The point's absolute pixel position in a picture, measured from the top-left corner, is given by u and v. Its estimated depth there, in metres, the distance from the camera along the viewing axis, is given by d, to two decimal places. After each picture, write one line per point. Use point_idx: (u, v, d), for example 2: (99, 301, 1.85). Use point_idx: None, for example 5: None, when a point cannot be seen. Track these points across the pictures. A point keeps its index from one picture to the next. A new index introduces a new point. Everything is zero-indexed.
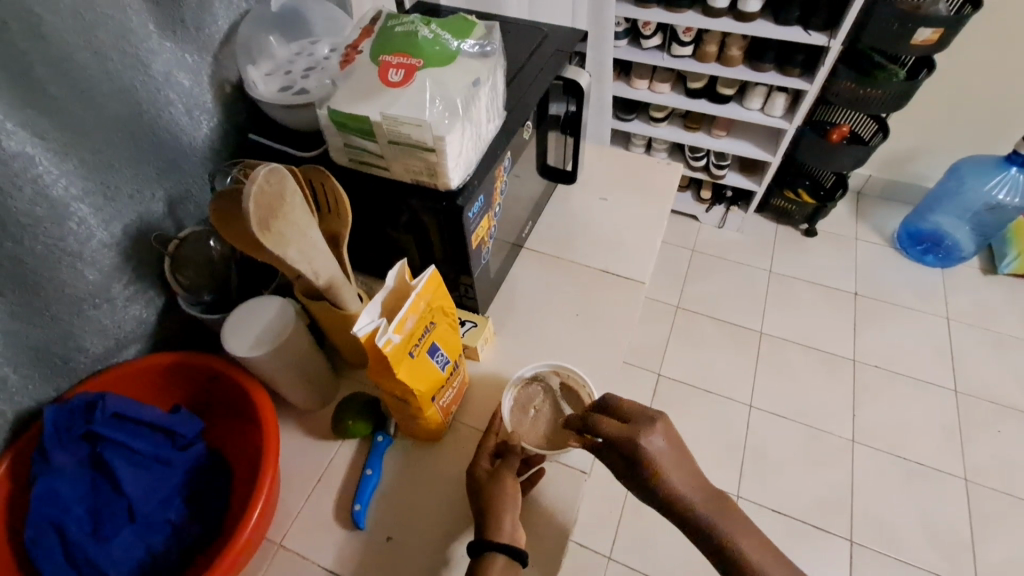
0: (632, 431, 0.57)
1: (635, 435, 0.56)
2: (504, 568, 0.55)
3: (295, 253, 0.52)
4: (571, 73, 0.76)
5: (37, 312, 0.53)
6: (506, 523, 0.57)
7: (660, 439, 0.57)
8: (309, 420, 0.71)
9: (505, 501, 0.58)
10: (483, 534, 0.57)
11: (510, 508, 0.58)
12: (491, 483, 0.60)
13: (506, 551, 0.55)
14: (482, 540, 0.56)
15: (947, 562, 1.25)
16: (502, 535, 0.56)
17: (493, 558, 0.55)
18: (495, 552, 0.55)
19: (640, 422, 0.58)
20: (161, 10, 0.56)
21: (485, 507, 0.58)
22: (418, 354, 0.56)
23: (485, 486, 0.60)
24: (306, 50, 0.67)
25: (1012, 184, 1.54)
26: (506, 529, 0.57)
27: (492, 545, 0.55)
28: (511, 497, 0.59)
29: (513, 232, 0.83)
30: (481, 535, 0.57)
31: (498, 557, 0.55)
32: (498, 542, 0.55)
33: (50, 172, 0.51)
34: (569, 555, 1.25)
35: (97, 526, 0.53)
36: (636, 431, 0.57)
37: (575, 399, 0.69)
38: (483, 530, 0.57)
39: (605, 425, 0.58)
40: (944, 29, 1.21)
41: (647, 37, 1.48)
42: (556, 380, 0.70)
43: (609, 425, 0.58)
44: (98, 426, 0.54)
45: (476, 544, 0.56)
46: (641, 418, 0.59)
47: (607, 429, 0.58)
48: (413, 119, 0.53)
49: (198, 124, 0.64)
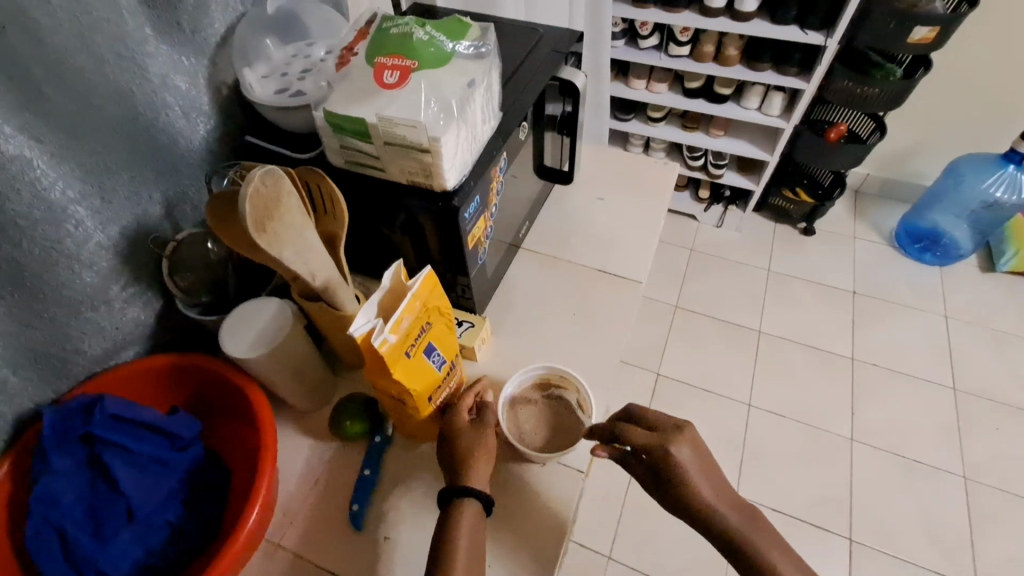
0: (662, 439, 0.59)
1: (667, 444, 0.59)
2: (472, 512, 0.57)
3: (291, 254, 0.53)
4: (567, 74, 0.77)
5: (35, 314, 0.54)
6: (479, 473, 0.59)
7: (686, 448, 0.59)
8: (306, 420, 0.71)
9: (482, 455, 0.60)
10: (456, 480, 0.59)
11: (485, 460, 0.61)
12: (469, 435, 0.61)
13: (477, 497, 0.58)
14: (456, 487, 0.58)
15: (945, 559, 1.26)
16: (475, 482, 0.59)
17: (466, 503, 0.57)
18: (468, 498, 0.57)
19: (667, 431, 0.60)
20: (157, 14, 0.56)
21: (461, 458, 0.60)
22: (415, 354, 0.57)
23: (464, 437, 0.61)
24: (303, 52, 0.68)
25: (1010, 182, 1.53)
26: (480, 478, 0.59)
27: (466, 491, 0.57)
28: (488, 452, 0.61)
29: (510, 232, 0.83)
30: (454, 482, 0.59)
31: (469, 502, 0.57)
32: (471, 488, 0.58)
33: (47, 175, 0.51)
34: (569, 555, 1.25)
35: (96, 528, 0.53)
36: (666, 439, 0.59)
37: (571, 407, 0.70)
38: (457, 478, 0.59)
39: (635, 436, 0.60)
40: (941, 27, 1.21)
41: (644, 37, 1.48)
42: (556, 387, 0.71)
43: (639, 434, 0.60)
44: (98, 428, 0.53)
45: (449, 489, 0.58)
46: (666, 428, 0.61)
47: (636, 439, 0.60)
48: (408, 120, 0.53)
49: (195, 127, 0.64)
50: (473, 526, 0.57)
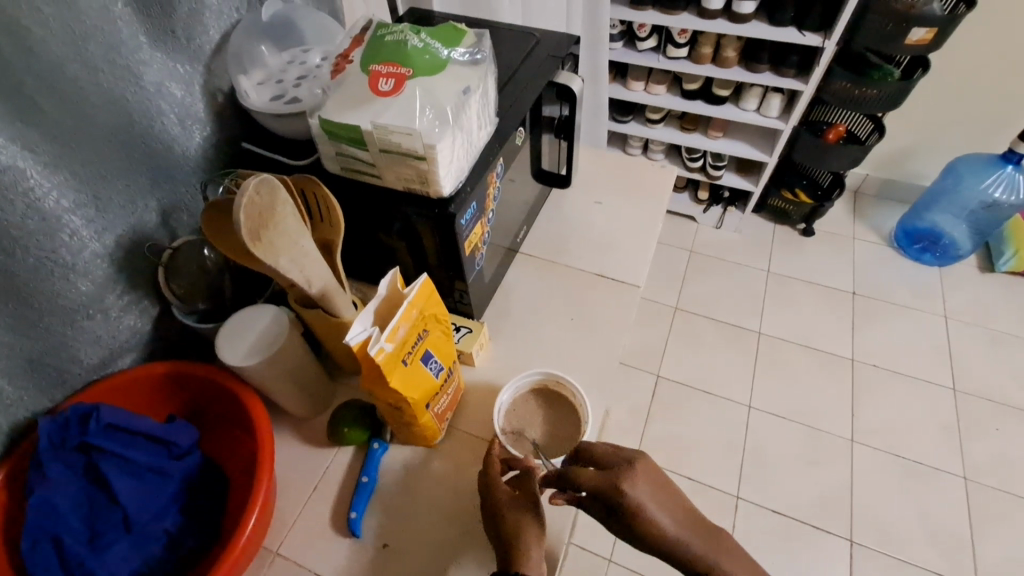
0: (612, 477, 0.55)
1: (618, 483, 0.55)
2: None
3: (286, 262, 0.52)
4: (563, 79, 0.77)
5: (30, 323, 0.54)
6: (534, 551, 0.57)
7: (640, 483, 0.56)
8: (305, 427, 0.71)
9: (530, 529, 0.58)
10: (511, 564, 0.56)
11: (535, 536, 0.58)
12: (512, 509, 0.59)
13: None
14: (511, 571, 0.55)
15: (947, 561, 1.25)
16: (531, 564, 0.56)
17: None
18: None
19: (620, 467, 0.57)
20: (150, 21, 0.56)
21: (510, 537, 0.58)
22: (411, 362, 0.56)
23: (509, 512, 0.59)
24: (298, 58, 0.68)
25: (1008, 183, 1.53)
26: (535, 558, 0.57)
27: (522, 575, 0.54)
28: (536, 524, 0.59)
29: (508, 237, 0.83)
30: (507, 565, 0.56)
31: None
32: (527, 572, 0.55)
33: (41, 185, 0.51)
34: (569, 558, 1.25)
35: (94, 537, 0.52)
36: (617, 477, 0.55)
37: (570, 410, 0.69)
38: (511, 560, 0.56)
39: (584, 478, 0.56)
40: (938, 28, 1.20)
41: (642, 39, 1.48)
42: (552, 391, 0.71)
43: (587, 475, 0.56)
44: (93, 437, 0.54)
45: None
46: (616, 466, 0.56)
47: (586, 480, 0.56)
48: (403, 128, 0.53)
49: (190, 134, 0.64)
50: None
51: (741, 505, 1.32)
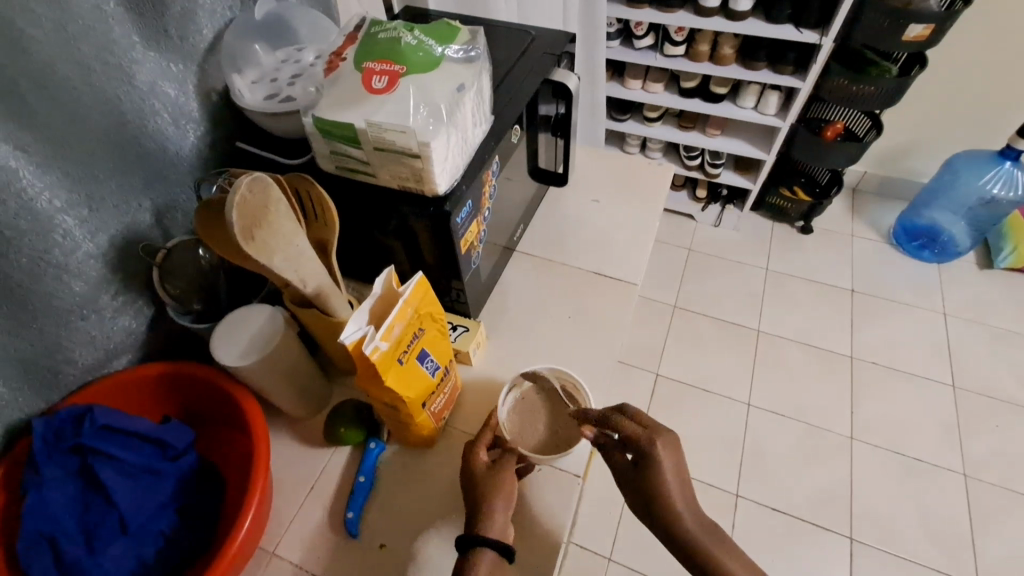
0: (651, 433, 0.58)
1: (654, 438, 0.57)
2: (490, 562, 0.55)
3: (280, 261, 0.52)
4: (559, 76, 0.76)
5: (24, 324, 0.53)
6: (495, 518, 0.57)
7: (674, 453, 0.58)
8: (301, 427, 0.71)
9: (497, 496, 0.59)
10: (473, 529, 0.57)
11: (503, 505, 0.59)
12: (486, 477, 0.60)
13: (494, 546, 0.56)
14: (472, 535, 0.56)
15: (947, 558, 1.25)
16: (491, 531, 0.57)
17: (482, 552, 0.55)
18: (484, 547, 0.55)
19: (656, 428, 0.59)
20: (143, 20, 0.56)
21: (478, 503, 0.59)
22: (407, 361, 0.56)
23: (482, 479, 0.60)
24: (292, 57, 0.67)
25: (1006, 179, 1.53)
26: (496, 527, 0.57)
27: (481, 540, 0.55)
28: (506, 493, 0.59)
29: (504, 235, 0.83)
30: (470, 531, 0.57)
31: (487, 553, 0.55)
32: (488, 537, 0.56)
33: (34, 185, 0.50)
34: (569, 557, 1.24)
35: (89, 540, 0.52)
36: (655, 434, 0.58)
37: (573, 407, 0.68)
38: (474, 526, 0.57)
39: (629, 425, 0.59)
40: (935, 24, 1.20)
41: (639, 37, 1.48)
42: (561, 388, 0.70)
43: (633, 424, 0.59)
44: (87, 439, 0.53)
45: (465, 537, 0.56)
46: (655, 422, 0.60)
47: (628, 427, 0.59)
48: (397, 126, 0.53)
49: (184, 134, 0.63)
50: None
51: (741, 503, 1.32)
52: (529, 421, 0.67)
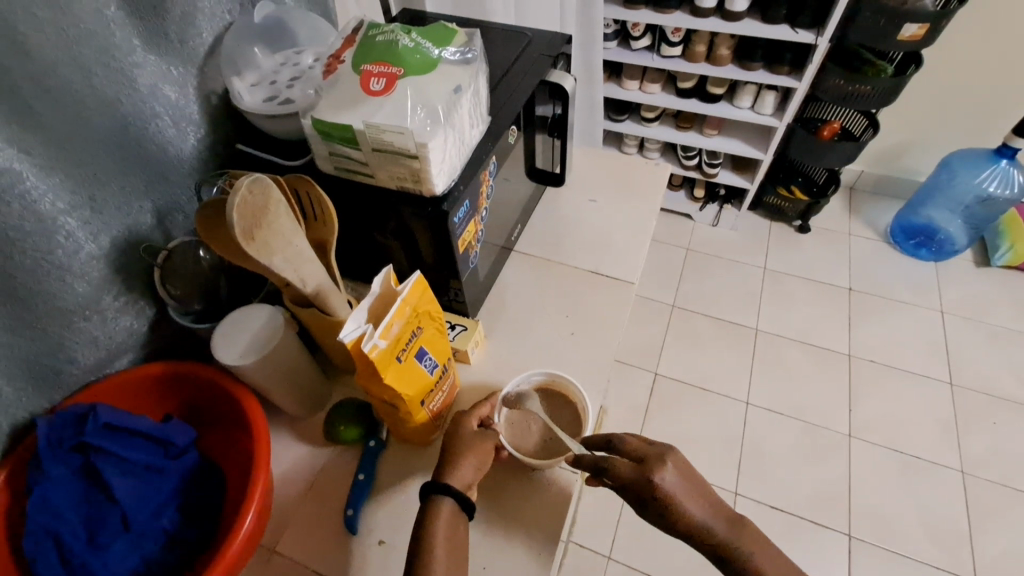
0: (644, 469, 0.56)
1: (649, 474, 0.55)
2: (446, 512, 0.56)
3: (281, 261, 0.53)
4: (556, 77, 0.77)
5: (27, 325, 0.54)
6: (463, 470, 0.58)
7: (673, 475, 0.56)
8: (301, 426, 0.71)
9: (471, 453, 0.59)
10: (438, 477, 0.58)
11: (474, 463, 0.59)
12: (467, 436, 0.61)
13: (454, 496, 0.56)
14: (436, 482, 0.57)
15: (945, 554, 1.26)
16: (455, 483, 0.57)
17: (442, 501, 0.56)
18: (445, 496, 0.56)
19: (652, 460, 0.57)
20: (144, 24, 0.57)
21: (449, 455, 0.59)
22: (406, 359, 0.57)
23: (462, 437, 0.61)
24: (292, 59, 0.68)
25: (1002, 177, 1.54)
26: (459, 478, 0.58)
27: (443, 488, 0.56)
28: (480, 454, 0.60)
29: (502, 236, 0.84)
30: (435, 479, 0.58)
31: (446, 501, 0.56)
32: (451, 487, 0.57)
33: (37, 187, 0.51)
34: (569, 556, 1.25)
35: (92, 537, 0.53)
36: (648, 469, 0.56)
37: (572, 416, 0.69)
38: (440, 474, 0.58)
39: (622, 471, 0.57)
40: (930, 24, 1.21)
41: (637, 38, 1.49)
42: (562, 392, 0.71)
43: (624, 466, 0.57)
44: (90, 436, 0.54)
45: (430, 484, 0.57)
46: (645, 452, 0.58)
47: (621, 472, 0.57)
48: (394, 127, 0.54)
49: (184, 136, 0.64)
50: (447, 527, 0.55)
51: (740, 501, 1.32)
52: (526, 420, 0.68)
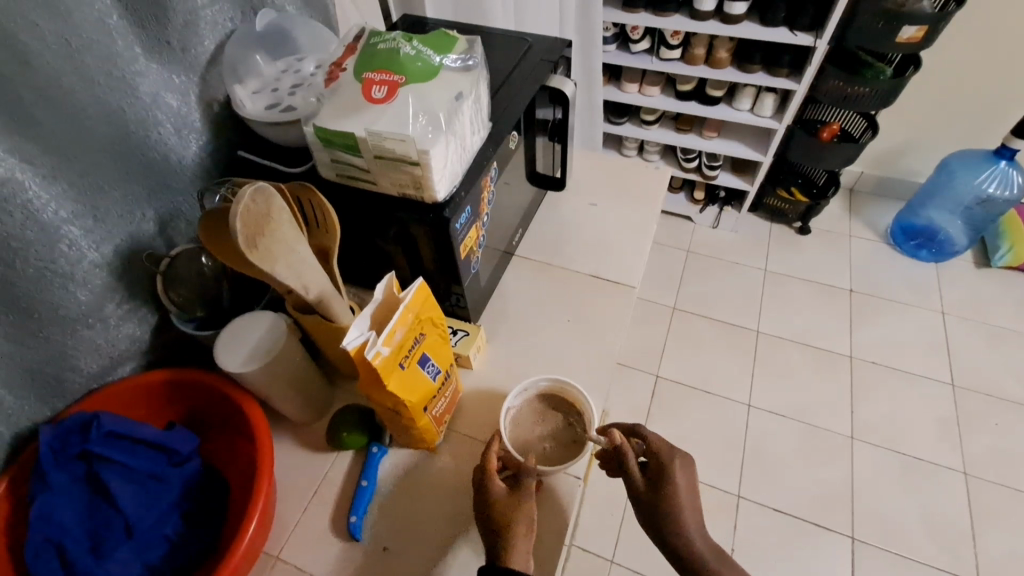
0: (673, 447, 0.62)
1: (675, 451, 0.62)
2: None
3: (283, 269, 0.53)
4: (557, 83, 0.78)
5: (30, 334, 0.54)
6: (518, 548, 0.57)
7: (687, 467, 0.62)
8: (304, 432, 0.71)
9: (519, 526, 0.59)
10: (497, 561, 0.56)
11: (523, 536, 0.59)
12: (505, 504, 0.60)
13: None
14: (497, 566, 0.56)
15: (948, 556, 1.26)
16: (516, 563, 0.56)
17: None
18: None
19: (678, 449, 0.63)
20: (146, 33, 0.57)
21: (500, 532, 0.58)
22: (408, 366, 0.57)
23: (502, 507, 0.60)
24: (293, 67, 0.68)
25: (1002, 178, 1.54)
26: (518, 557, 0.57)
27: (506, 572, 0.55)
28: (526, 522, 0.59)
29: (503, 241, 0.84)
30: (493, 561, 0.57)
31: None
32: (513, 568, 0.55)
33: (40, 196, 0.51)
34: (571, 560, 1.25)
35: (95, 545, 0.53)
36: (676, 448, 0.62)
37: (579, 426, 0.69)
38: (497, 556, 0.57)
39: (653, 437, 0.63)
40: (929, 26, 1.21)
41: (636, 41, 1.49)
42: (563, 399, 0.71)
43: (655, 437, 0.63)
44: (94, 445, 0.54)
45: (490, 569, 0.56)
46: (672, 441, 0.64)
47: (653, 440, 0.63)
48: (396, 134, 0.54)
49: (186, 143, 0.64)
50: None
51: (742, 504, 1.32)
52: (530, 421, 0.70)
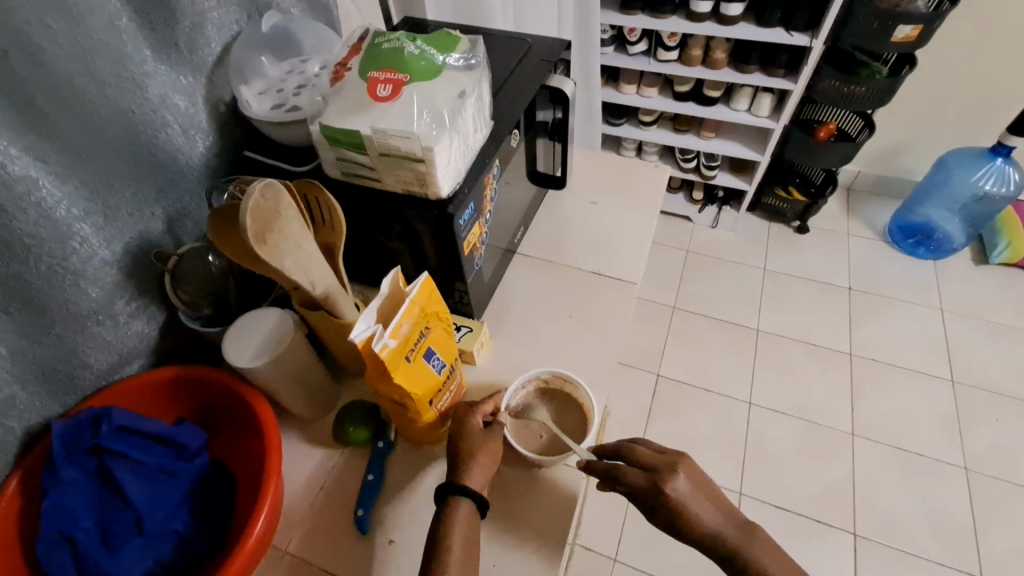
0: (655, 479, 0.58)
1: (658, 483, 0.57)
2: (464, 511, 0.57)
3: (291, 264, 0.54)
4: (557, 82, 0.79)
5: (42, 330, 0.55)
6: (478, 472, 0.59)
7: (685, 481, 0.58)
8: (309, 428, 0.72)
9: (485, 454, 0.60)
10: (454, 478, 0.59)
11: (485, 465, 0.60)
12: (477, 436, 0.62)
13: (471, 496, 0.58)
14: (452, 484, 0.58)
15: (950, 552, 1.26)
16: (472, 483, 0.59)
17: (461, 501, 0.57)
18: (463, 497, 0.57)
19: (662, 470, 0.58)
20: (154, 35, 0.58)
21: (463, 456, 0.60)
22: (414, 359, 0.58)
23: (471, 437, 0.62)
24: (298, 68, 0.69)
25: (998, 175, 1.55)
26: (475, 479, 0.59)
27: (462, 489, 0.57)
28: (493, 455, 0.61)
29: (505, 238, 0.85)
30: (451, 480, 0.59)
31: (464, 502, 0.57)
32: (469, 488, 0.58)
33: (52, 194, 0.52)
34: (574, 559, 1.25)
35: (106, 539, 0.53)
36: (659, 479, 0.58)
37: (579, 426, 0.70)
38: (455, 475, 0.59)
39: (632, 479, 0.59)
40: (923, 25, 1.22)
41: (633, 43, 1.50)
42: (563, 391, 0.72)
43: (635, 474, 0.59)
44: (105, 439, 0.54)
45: (446, 485, 0.58)
46: (654, 460, 0.59)
47: (633, 482, 0.59)
48: (401, 131, 0.55)
49: (194, 143, 0.65)
50: (465, 524, 0.57)
51: (745, 501, 1.33)
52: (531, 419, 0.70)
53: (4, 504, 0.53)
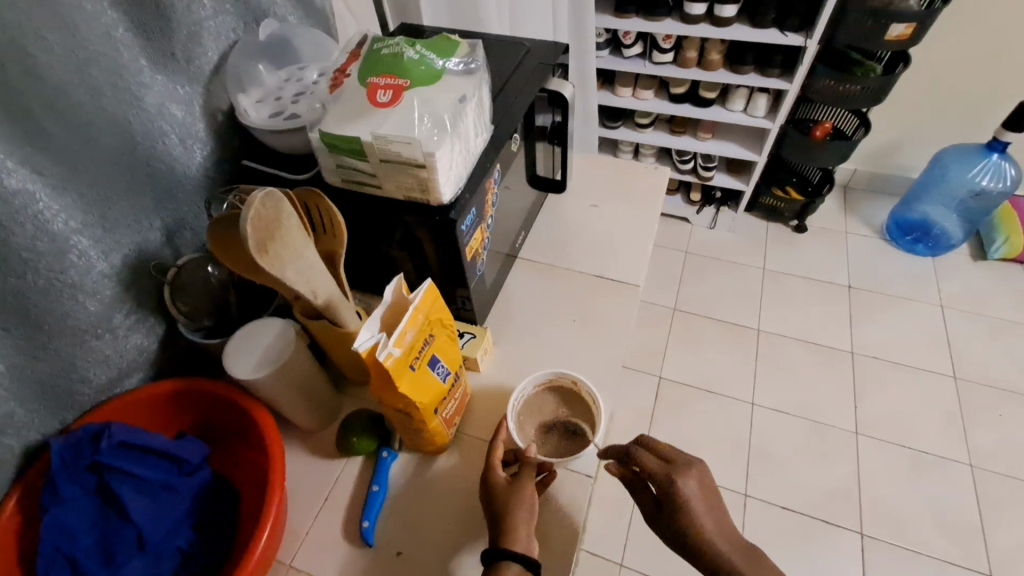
0: (670, 469, 0.59)
1: (674, 474, 0.59)
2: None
3: (293, 273, 0.53)
4: (556, 86, 0.78)
5: (40, 345, 0.54)
6: (522, 533, 0.57)
7: (693, 481, 0.59)
8: (312, 439, 0.71)
9: (521, 510, 0.58)
10: (499, 543, 0.56)
11: (528, 522, 0.58)
12: (505, 490, 0.60)
13: (521, 560, 0.55)
14: (497, 549, 0.56)
15: (957, 548, 1.26)
16: (518, 545, 0.56)
17: (508, 567, 0.55)
18: (511, 561, 0.55)
19: (679, 463, 0.60)
20: (150, 45, 0.58)
21: (500, 517, 0.58)
22: (419, 367, 0.57)
23: (502, 495, 0.60)
24: (295, 75, 0.69)
25: (994, 171, 1.56)
26: (520, 540, 0.57)
27: (509, 554, 0.55)
28: (528, 506, 0.59)
29: (506, 243, 0.84)
30: (496, 543, 0.57)
31: (514, 567, 0.55)
32: (515, 552, 0.55)
33: (50, 208, 0.51)
34: (581, 564, 1.24)
35: (108, 556, 0.52)
36: (673, 470, 0.59)
37: (587, 418, 0.69)
38: (498, 539, 0.57)
39: (647, 460, 0.60)
40: (917, 23, 1.23)
41: (628, 46, 1.50)
42: (547, 385, 0.72)
43: (650, 459, 0.61)
44: (105, 455, 0.54)
45: (491, 551, 0.56)
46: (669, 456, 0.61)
47: (647, 464, 0.60)
48: (402, 137, 0.54)
49: (192, 153, 0.65)
50: None
51: (751, 502, 1.32)
52: (536, 410, 0.71)
53: (4, 523, 0.52)
